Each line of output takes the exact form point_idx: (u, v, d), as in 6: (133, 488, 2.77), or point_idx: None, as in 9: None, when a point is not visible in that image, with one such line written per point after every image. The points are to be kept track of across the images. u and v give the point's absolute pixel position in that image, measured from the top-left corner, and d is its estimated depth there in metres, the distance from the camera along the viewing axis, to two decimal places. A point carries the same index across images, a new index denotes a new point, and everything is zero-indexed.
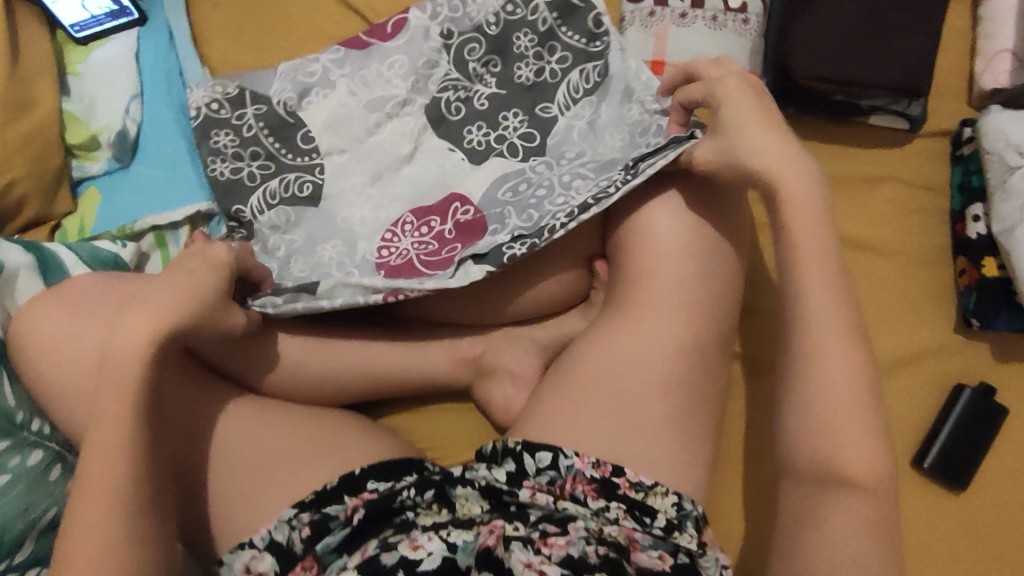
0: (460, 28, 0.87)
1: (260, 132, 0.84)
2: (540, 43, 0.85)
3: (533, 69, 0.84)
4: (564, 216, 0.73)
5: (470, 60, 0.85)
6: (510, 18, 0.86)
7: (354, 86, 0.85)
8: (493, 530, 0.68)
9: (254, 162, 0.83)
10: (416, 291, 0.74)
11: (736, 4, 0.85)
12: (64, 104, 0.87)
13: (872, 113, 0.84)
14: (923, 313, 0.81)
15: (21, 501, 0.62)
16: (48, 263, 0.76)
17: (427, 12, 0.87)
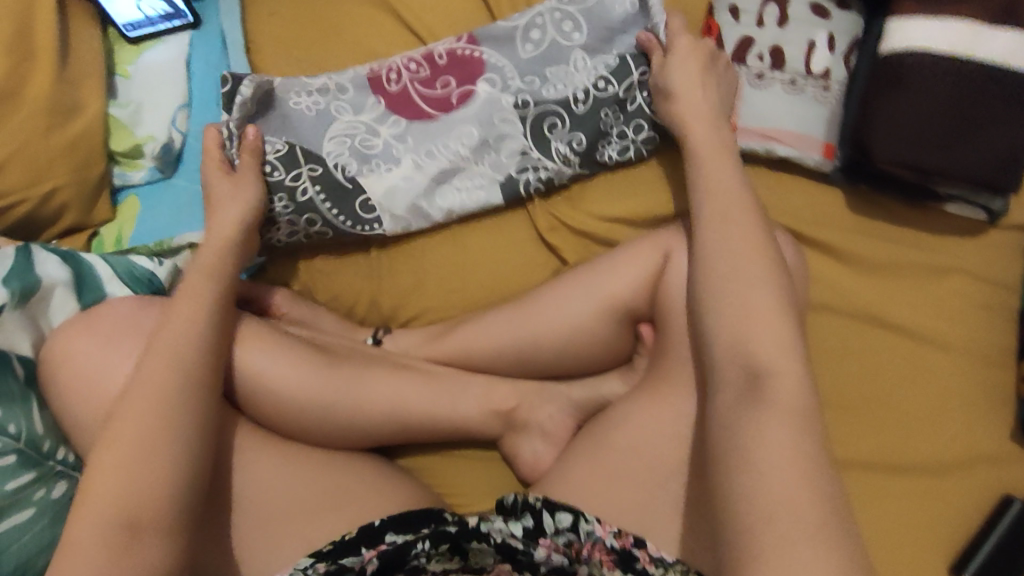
0: (537, 99, 0.83)
1: (317, 198, 0.82)
2: (627, 122, 0.82)
3: (618, 149, 0.83)
4: (543, 83, 0.83)
5: (552, 140, 0.83)
6: (600, 97, 0.82)
7: (419, 159, 0.83)
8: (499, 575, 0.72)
9: (312, 229, 0.83)
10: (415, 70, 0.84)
11: (819, 70, 0.81)
12: (111, 108, 0.85)
13: (948, 201, 0.79)
14: (976, 414, 0.78)
15: (44, 535, 0.62)
16: (86, 281, 0.75)
17: (498, 85, 0.84)
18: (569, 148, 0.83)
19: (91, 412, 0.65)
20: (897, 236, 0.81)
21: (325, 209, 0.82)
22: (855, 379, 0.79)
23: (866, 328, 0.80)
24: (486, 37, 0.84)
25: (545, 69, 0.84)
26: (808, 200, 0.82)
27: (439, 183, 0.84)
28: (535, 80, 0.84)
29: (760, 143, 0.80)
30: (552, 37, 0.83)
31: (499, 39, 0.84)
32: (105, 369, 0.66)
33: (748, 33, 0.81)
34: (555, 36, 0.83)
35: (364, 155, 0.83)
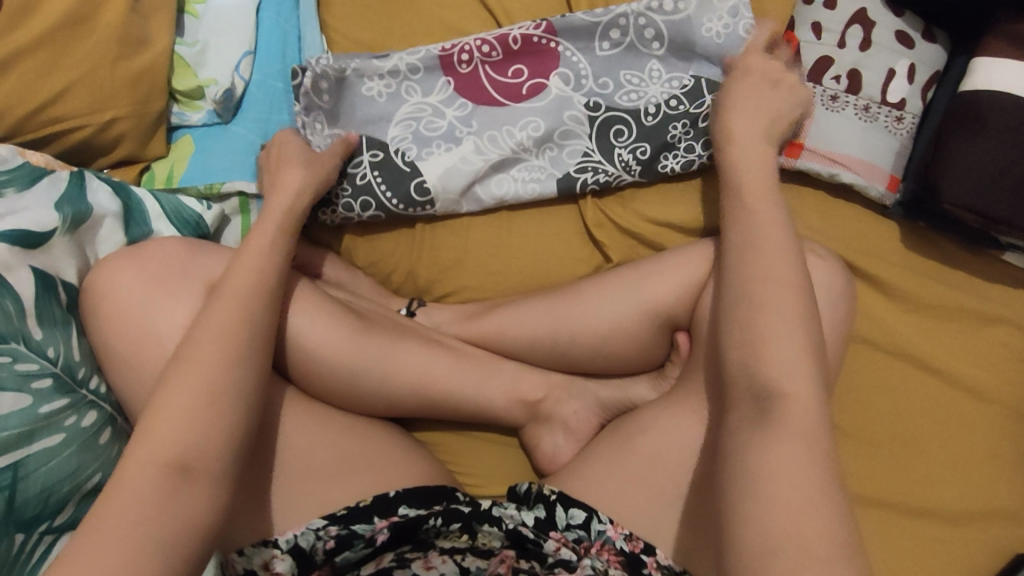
0: (609, 103, 0.83)
1: (374, 181, 0.83)
2: (696, 138, 0.81)
3: (682, 163, 0.82)
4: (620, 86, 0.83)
5: (616, 146, 0.82)
6: (671, 112, 0.82)
7: (480, 145, 0.83)
8: (504, 560, 0.69)
9: (365, 212, 0.84)
10: (495, 58, 0.83)
11: (895, 99, 0.79)
12: (177, 45, 0.84)
13: (1007, 249, 0.78)
14: (1005, 470, 0.76)
15: (72, 461, 0.62)
16: (133, 214, 0.76)
17: (571, 83, 0.83)
18: (630, 154, 0.82)
19: (129, 348, 0.66)
20: (950, 278, 0.80)
21: (383, 193, 0.83)
22: (887, 418, 0.78)
23: (905, 367, 0.79)
24: (565, 28, 0.82)
25: (619, 72, 0.83)
26: (865, 231, 0.81)
27: (497, 170, 0.84)
28: (608, 83, 0.83)
29: (827, 167, 0.78)
30: (632, 41, 0.82)
31: (578, 32, 0.82)
32: (146, 306, 0.66)
33: (828, 53, 0.80)
34: (635, 40, 0.82)
35: (426, 137, 0.83)
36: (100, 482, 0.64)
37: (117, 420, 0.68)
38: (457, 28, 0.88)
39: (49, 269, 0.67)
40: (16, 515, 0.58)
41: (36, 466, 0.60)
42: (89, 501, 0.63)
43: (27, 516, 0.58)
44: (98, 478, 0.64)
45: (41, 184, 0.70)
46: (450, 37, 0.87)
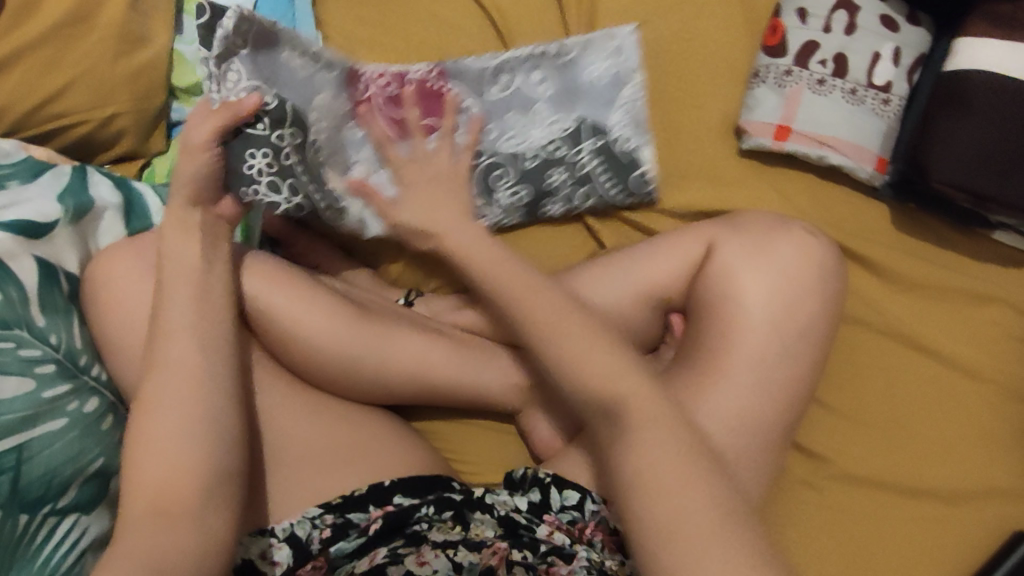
0: (491, 149, 0.82)
1: (288, 146, 0.76)
2: (574, 183, 0.83)
3: (564, 205, 0.84)
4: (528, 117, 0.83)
5: (500, 189, 0.82)
6: (551, 158, 0.82)
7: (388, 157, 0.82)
8: (497, 551, 0.69)
9: (292, 199, 0.78)
10: (373, 74, 0.82)
11: (881, 82, 0.80)
12: (177, 43, 0.85)
13: (997, 228, 0.78)
14: (999, 448, 0.77)
15: (74, 446, 0.64)
16: (135, 207, 0.77)
17: (458, 125, 0.82)
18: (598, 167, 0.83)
19: (130, 335, 0.67)
20: (940, 259, 0.81)
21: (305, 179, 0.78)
22: (880, 398, 0.78)
23: (897, 348, 0.79)
24: (455, 72, 0.83)
25: (506, 116, 0.83)
26: (854, 214, 0.82)
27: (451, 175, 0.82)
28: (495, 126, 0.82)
29: (814, 149, 0.80)
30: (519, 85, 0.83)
31: (467, 77, 0.83)
32: (145, 294, 0.67)
33: (814, 38, 0.81)
34: (522, 84, 0.83)
35: (333, 145, 0.81)
36: (101, 468, 0.65)
37: (119, 408, 0.69)
38: (449, 22, 0.90)
39: (51, 258, 0.68)
40: (21, 496, 0.60)
41: (38, 450, 0.61)
42: (90, 487, 0.64)
43: (30, 497, 0.60)
44: (98, 463, 0.65)
45: (44, 177, 0.72)
46: (442, 31, 0.89)
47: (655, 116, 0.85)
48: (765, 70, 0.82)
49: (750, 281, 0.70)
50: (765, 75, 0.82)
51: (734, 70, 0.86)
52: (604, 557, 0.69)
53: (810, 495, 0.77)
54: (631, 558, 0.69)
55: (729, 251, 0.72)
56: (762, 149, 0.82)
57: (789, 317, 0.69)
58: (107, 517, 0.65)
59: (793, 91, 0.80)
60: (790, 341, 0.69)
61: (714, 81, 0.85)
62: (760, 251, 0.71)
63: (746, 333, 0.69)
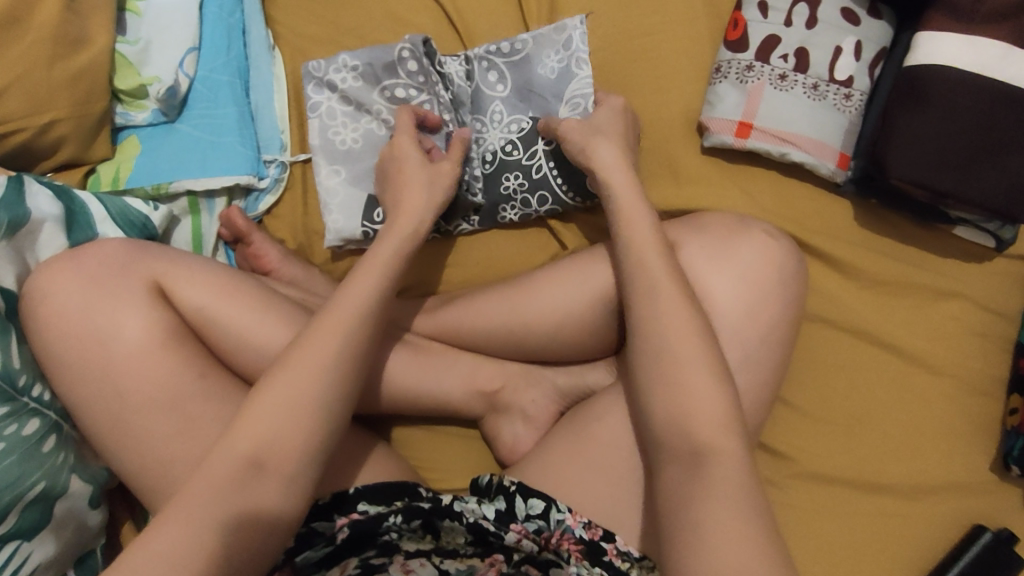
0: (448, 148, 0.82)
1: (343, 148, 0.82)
2: (529, 189, 0.81)
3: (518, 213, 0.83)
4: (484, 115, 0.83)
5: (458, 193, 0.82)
6: (506, 159, 0.81)
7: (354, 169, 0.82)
8: (494, 564, 0.70)
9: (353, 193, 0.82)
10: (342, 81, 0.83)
11: (843, 77, 0.79)
12: (118, 44, 0.82)
13: (958, 224, 0.78)
14: (961, 442, 0.77)
15: (14, 469, 0.61)
16: (77, 218, 0.75)
17: None
18: (553, 168, 0.80)
19: (75, 353, 0.65)
20: (904, 255, 0.80)
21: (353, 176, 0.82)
22: (844, 396, 0.78)
23: (861, 345, 0.79)
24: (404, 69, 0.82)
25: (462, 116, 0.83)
26: (817, 211, 0.81)
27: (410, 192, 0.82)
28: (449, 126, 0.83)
29: (776, 146, 0.78)
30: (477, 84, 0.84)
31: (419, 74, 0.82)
32: (89, 311, 0.65)
33: (775, 32, 0.79)
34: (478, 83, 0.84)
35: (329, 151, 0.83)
36: (44, 490, 0.63)
37: (63, 426, 0.67)
38: (404, 17, 0.87)
39: None
40: None
41: None
42: (33, 510, 0.62)
43: None
44: (41, 486, 0.63)
45: None
46: (398, 27, 0.87)
47: None
48: (726, 65, 0.80)
49: (710, 284, 0.69)
50: (727, 71, 0.80)
51: (696, 65, 0.84)
52: (570, 567, 0.67)
53: (775, 494, 0.77)
54: (602, 567, 0.66)
55: (692, 252, 0.71)
56: (725, 146, 0.80)
57: (750, 319, 0.68)
58: (51, 542, 0.64)
59: (755, 87, 0.79)
60: (752, 344, 0.68)
61: (676, 77, 0.84)
62: (722, 252, 0.70)
63: None
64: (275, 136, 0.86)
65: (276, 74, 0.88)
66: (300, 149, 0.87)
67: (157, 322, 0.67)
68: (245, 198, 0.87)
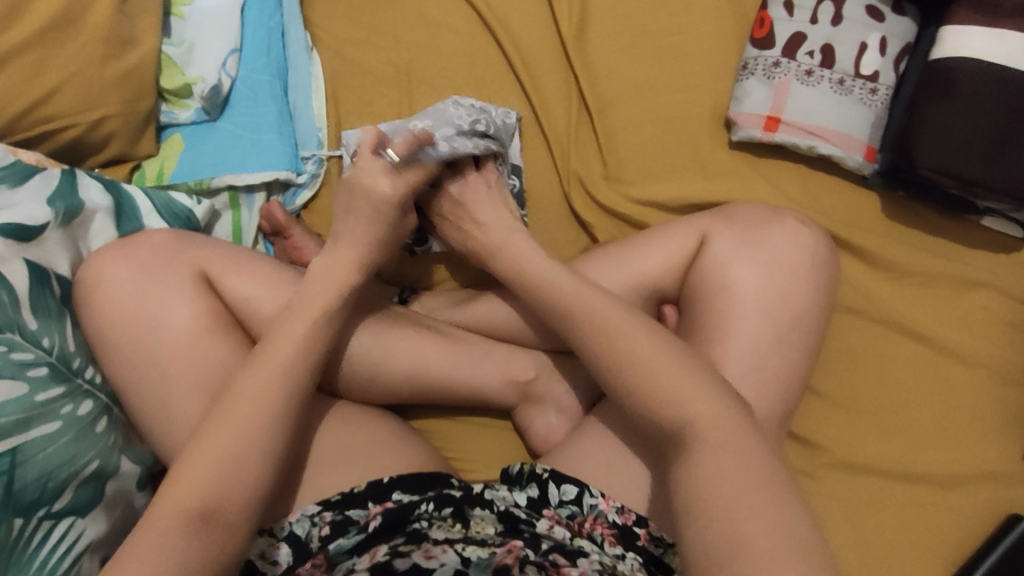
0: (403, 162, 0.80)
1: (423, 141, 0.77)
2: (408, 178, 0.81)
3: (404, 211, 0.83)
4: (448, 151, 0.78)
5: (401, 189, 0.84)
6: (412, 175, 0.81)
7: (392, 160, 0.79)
8: (511, 551, 0.66)
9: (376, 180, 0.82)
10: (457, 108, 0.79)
11: (869, 72, 0.80)
12: (164, 46, 0.85)
13: (986, 215, 0.79)
14: (992, 431, 0.77)
15: (70, 448, 0.64)
16: (125, 210, 0.77)
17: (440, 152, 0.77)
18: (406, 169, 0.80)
19: (126, 338, 0.67)
20: (931, 247, 0.81)
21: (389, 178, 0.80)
22: (873, 386, 0.79)
23: (889, 334, 0.80)
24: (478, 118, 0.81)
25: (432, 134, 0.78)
26: (844, 204, 0.82)
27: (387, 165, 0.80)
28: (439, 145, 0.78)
29: (803, 140, 0.80)
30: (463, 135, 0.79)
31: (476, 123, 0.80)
32: (141, 296, 0.68)
33: (800, 29, 0.81)
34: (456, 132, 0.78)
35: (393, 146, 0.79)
36: (98, 469, 0.65)
37: (113, 410, 0.69)
38: (438, 20, 0.89)
39: (41, 262, 0.68)
40: (15, 499, 0.59)
41: (34, 452, 0.61)
42: (87, 488, 0.65)
43: (25, 501, 0.60)
44: (95, 465, 0.65)
45: (34, 181, 0.71)
46: (432, 29, 0.89)
47: (647, 111, 0.85)
48: (753, 62, 0.82)
49: (742, 271, 0.70)
50: (754, 67, 0.82)
51: (723, 63, 0.86)
52: (604, 551, 0.68)
53: (808, 484, 0.77)
54: (636, 552, 0.68)
55: (722, 242, 0.73)
56: (753, 141, 0.82)
57: (783, 306, 0.70)
58: (103, 520, 0.65)
59: (781, 82, 0.81)
60: (785, 331, 0.69)
61: (704, 75, 0.86)
62: (753, 241, 0.72)
63: (741, 323, 0.69)
64: (313, 135, 0.88)
65: (314, 74, 0.90)
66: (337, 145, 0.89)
67: (204, 310, 0.69)
68: (283, 193, 0.89)
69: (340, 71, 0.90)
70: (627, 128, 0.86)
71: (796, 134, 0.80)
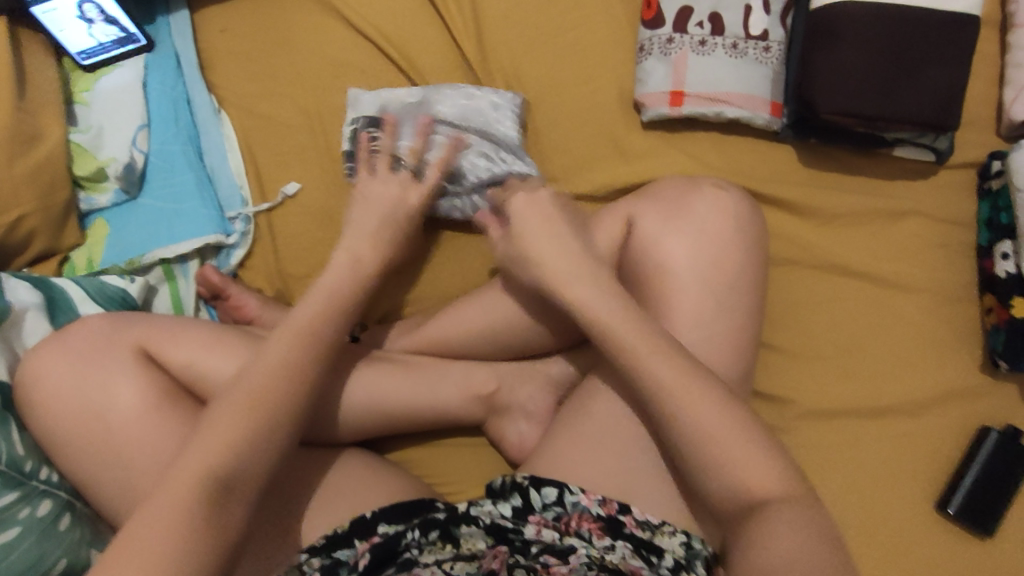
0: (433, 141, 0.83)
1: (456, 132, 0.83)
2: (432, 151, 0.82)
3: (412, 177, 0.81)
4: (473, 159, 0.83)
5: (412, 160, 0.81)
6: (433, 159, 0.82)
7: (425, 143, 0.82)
8: (495, 556, 0.67)
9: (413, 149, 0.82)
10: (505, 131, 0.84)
11: (758, 32, 0.83)
12: (71, 134, 0.84)
13: (897, 145, 0.81)
14: (946, 352, 0.79)
15: (32, 552, 0.63)
16: (57, 303, 0.77)
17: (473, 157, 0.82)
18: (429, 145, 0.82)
19: (74, 429, 0.66)
20: (853, 186, 0.83)
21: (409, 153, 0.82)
22: (825, 330, 0.80)
23: (830, 277, 0.81)
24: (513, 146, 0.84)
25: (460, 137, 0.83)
26: (763, 161, 0.84)
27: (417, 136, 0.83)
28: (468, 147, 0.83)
29: (709, 107, 0.82)
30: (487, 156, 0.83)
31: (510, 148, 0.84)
32: (82, 384, 0.67)
33: (686, 3, 0.83)
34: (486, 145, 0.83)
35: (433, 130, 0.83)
36: (67, 567, 0.65)
37: (75, 503, 0.69)
38: (340, 59, 0.90)
39: None
40: None
41: None
42: None
43: None
44: (63, 564, 0.65)
45: None
46: (336, 70, 0.90)
47: (559, 108, 0.87)
48: (649, 43, 0.84)
49: (672, 245, 0.71)
50: (650, 48, 0.84)
51: (621, 48, 0.88)
52: (594, 546, 0.67)
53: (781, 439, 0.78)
54: (625, 540, 0.67)
55: (648, 221, 0.73)
56: (663, 117, 0.84)
57: (718, 271, 0.70)
58: None
59: (678, 57, 0.83)
60: (724, 293, 0.70)
61: (606, 63, 0.87)
62: (676, 214, 0.73)
63: (679, 295, 0.70)
64: (236, 193, 0.88)
65: (226, 134, 0.90)
66: (262, 198, 0.89)
67: (151, 386, 0.68)
68: (217, 256, 0.89)
69: (252, 127, 0.90)
70: (542, 128, 0.87)
71: (702, 104, 0.82)
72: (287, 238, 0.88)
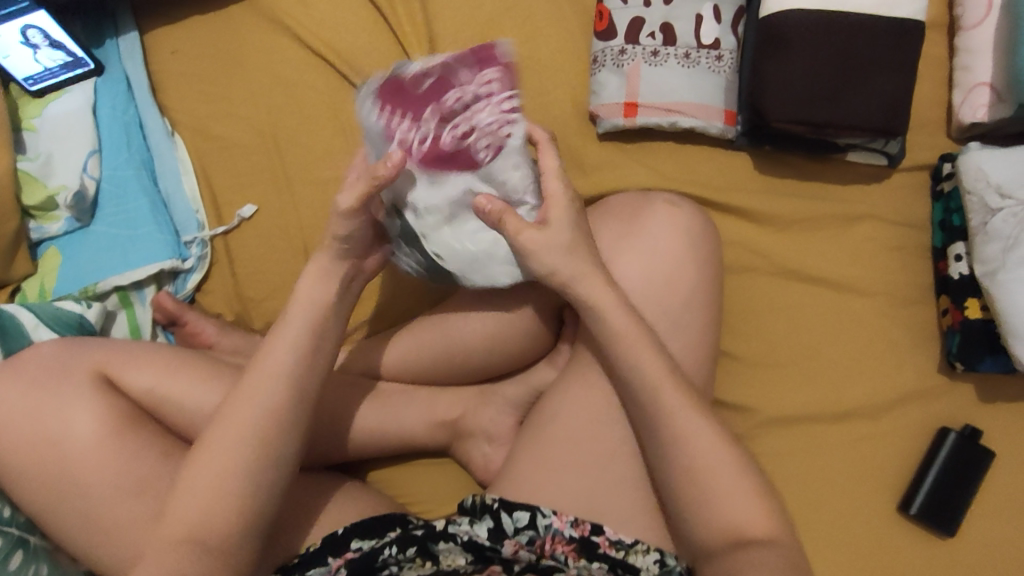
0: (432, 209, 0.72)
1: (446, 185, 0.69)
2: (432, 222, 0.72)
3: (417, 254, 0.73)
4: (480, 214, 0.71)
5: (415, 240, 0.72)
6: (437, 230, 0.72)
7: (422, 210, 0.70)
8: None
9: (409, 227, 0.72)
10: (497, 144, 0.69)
11: (711, 41, 0.82)
12: (19, 163, 0.83)
13: (850, 150, 0.81)
14: (905, 355, 0.79)
15: None
16: (8, 329, 0.76)
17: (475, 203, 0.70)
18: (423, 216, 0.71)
19: (22, 463, 0.65)
20: (809, 192, 0.83)
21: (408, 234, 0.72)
22: (784, 337, 0.80)
23: (788, 283, 0.82)
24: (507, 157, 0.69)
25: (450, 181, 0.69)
26: (718, 169, 0.84)
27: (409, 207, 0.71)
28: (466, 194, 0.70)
29: (663, 117, 0.82)
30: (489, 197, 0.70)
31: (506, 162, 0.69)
32: (30, 417, 0.66)
33: (637, 14, 0.83)
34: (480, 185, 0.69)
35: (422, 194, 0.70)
36: None
37: (29, 538, 0.68)
38: (293, 78, 0.89)
39: None
40: None
41: None
42: None
43: None
44: None
45: None
46: (289, 89, 0.89)
47: None
48: (602, 54, 0.84)
49: (626, 260, 0.71)
50: (603, 60, 0.84)
51: (575, 60, 0.88)
52: (569, 568, 0.66)
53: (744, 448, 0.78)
54: (599, 561, 0.66)
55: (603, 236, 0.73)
56: (619, 129, 0.84)
57: (672, 284, 0.71)
58: None
59: (631, 68, 0.82)
60: (678, 306, 0.70)
61: (560, 76, 0.87)
62: (630, 229, 0.73)
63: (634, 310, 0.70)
64: (190, 218, 0.87)
65: (180, 157, 0.89)
66: (217, 222, 0.87)
67: (110, 412, 0.67)
68: (173, 281, 0.88)
69: (206, 149, 0.89)
70: None
71: (656, 114, 0.82)
72: (245, 261, 0.87)
